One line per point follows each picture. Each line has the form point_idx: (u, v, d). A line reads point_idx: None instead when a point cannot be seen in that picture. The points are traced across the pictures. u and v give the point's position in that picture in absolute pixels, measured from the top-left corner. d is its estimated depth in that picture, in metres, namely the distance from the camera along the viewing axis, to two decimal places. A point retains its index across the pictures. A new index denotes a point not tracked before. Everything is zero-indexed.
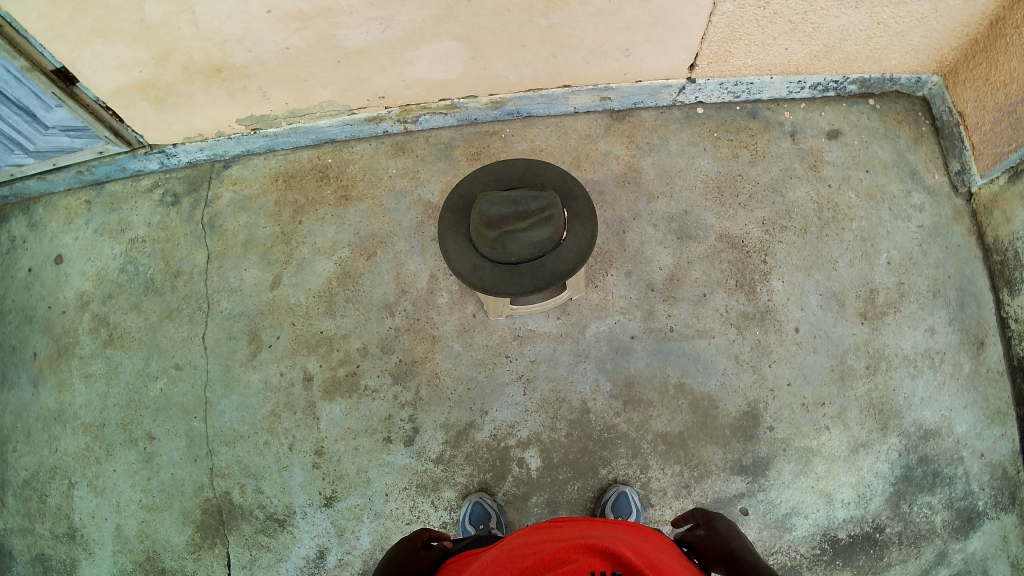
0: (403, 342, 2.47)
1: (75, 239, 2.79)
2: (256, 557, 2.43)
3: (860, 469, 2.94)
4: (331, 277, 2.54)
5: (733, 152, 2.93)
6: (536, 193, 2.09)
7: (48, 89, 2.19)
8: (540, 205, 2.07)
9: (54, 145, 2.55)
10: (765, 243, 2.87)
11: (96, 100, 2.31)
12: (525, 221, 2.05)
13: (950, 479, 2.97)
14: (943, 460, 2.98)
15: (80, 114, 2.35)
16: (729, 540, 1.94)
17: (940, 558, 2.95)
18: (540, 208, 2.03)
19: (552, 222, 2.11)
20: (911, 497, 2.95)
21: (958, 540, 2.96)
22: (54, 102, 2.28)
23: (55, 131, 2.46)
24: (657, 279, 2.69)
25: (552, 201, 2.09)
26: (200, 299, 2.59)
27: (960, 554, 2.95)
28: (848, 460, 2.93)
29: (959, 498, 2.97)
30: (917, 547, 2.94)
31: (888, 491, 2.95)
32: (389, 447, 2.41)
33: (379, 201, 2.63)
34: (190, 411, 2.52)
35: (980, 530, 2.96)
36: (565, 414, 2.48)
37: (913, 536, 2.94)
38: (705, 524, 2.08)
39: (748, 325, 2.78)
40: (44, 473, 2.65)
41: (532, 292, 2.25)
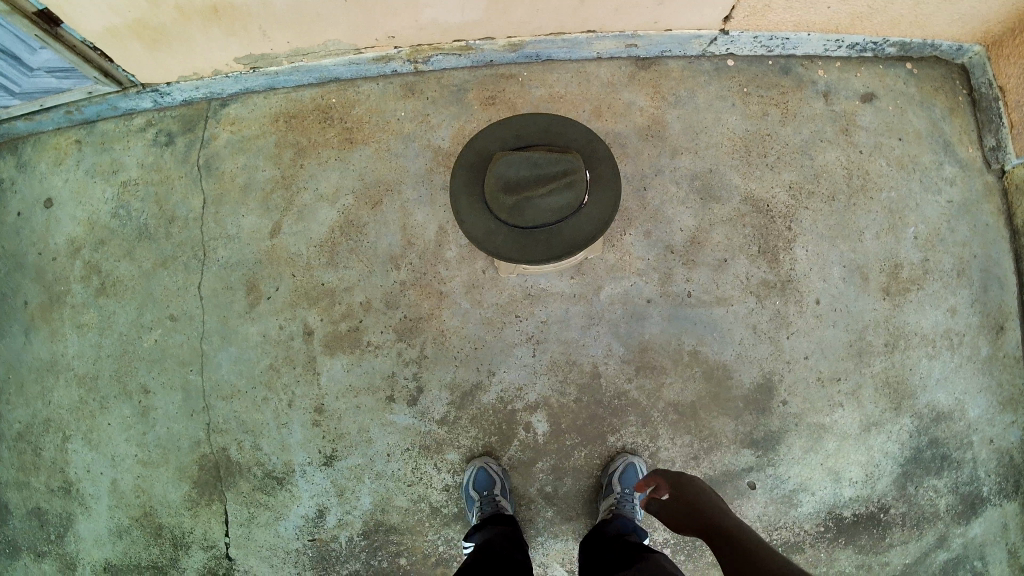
0: (408, 298, 2.36)
1: (68, 183, 2.69)
2: (255, 515, 2.38)
3: (871, 449, 2.86)
4: (334, 226, 2.42)
5: (764, 110, 2.82)
6: (557, 156, 2.06)
7: (30, 30, 2.06)
8: (561, 169, 2.05)
9: (41, 86, 2.43)
10: (791, 208, 2.81)
11: (83, 41, 2.18)
12: (544, 185, 2.03)
13: (957, 463, 2.90)
14: (953, 444, 2.90)
15: (66, 56, 2.21)
16: (716, 520, 1.82)
17: (940, 542, 2.90)
18: (561, 173, 2.01)
19: (572, 188, 2.07)
20: (917, 479, 2.88)
21: (960, 524, 2.90)
22: (37, 44, 2.14)
23: (41, 72, 2.33)
24: (677, 241, 2.58)
25: (574, 167, 2.06)
26: (197, 247, 2.47)
27: (960, 539, 2.90)
28: (860, 438, 2.85)
29: (965, 483, 2.90)
30: (919, 529, 2.88)
31: (896, 472, 2.88)
32: (391, 406, 2.32)
33: (386, 145, 2.48)
34: (186, 364, 2.43)
35: (982, 516, 2.90)
36: (574, 378, 2.38)
37: (916, 518, 2.89)
38: (682, 495, 1.96)
39: (768, 294, 2.73)
40: (38, 426, 2.58)
41: (548, 260, 2.21)
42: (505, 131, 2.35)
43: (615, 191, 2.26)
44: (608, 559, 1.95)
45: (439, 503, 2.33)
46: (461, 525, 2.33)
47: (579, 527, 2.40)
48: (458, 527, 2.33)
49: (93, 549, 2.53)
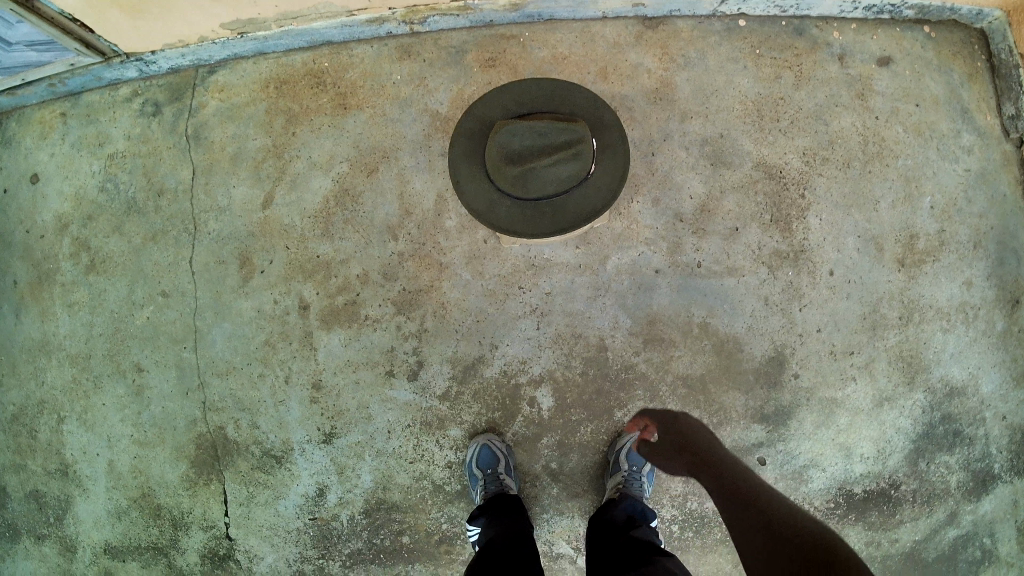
0: (407, 269, 2.27)
1: (53, 157, 2.60)
2: (254, 494, 2.33)
3: (883, 424, 2.79)
4: (329, 196, 2.34)
5: (777, 73, 2.71)
6: (564, 125, 1.96)
7: (4, 4, 1.93)
8: (568, 139, 1.94)
9: (21, 59, 2.32)
10: (805, 175, 2.73)
11: (61, 12, 2.06)
12: (550, 156, 1.93)
13: (969, 439, 2.83)
14: (966, 420, 2.82)
15: (44, 29, 2.09)
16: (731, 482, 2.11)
17: (950, 519, 2.84)
18: (568, 143, 1.92)
19: (579, 159, 1.98)
20: (929, 455, 2.82)
21: (970, 501, 2.84)
22: (15, 18, 2.03)
23: (19, 46, 2.22)
24: (686, 209, 2.51)
25: (581, 137, 1.96)
26: (187, 220, 2.40)
27: (970, 516, 2.84)
28: (872, 413, 2.78)
29: (976, 459, 2.83)
30: (929, 506, 2.83)
31: (907, 448, 2.81)
32: (391, 381, 2.25)
33: (382, 110, 2.39)
34: (180, 342, 2.36)
35: (992, 493, 2.84)
36: (580, 351, 2.30)
37: (926, 495, 2.82)
38: (682, 442, 2.40)
39: (781, 265, 2.67)
40: (33, 407, 2.52)
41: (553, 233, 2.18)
42: (506, 97, 2.27)
43: (623, 159, 2.19)
44: (614, 551, 1.97)
45: (441, 481, 2.27)
46: (464, 503, 2.28)
47: (585, 504, 2.34)
48: (462, 504, 2.28)
49: (93, 530, 2.49)
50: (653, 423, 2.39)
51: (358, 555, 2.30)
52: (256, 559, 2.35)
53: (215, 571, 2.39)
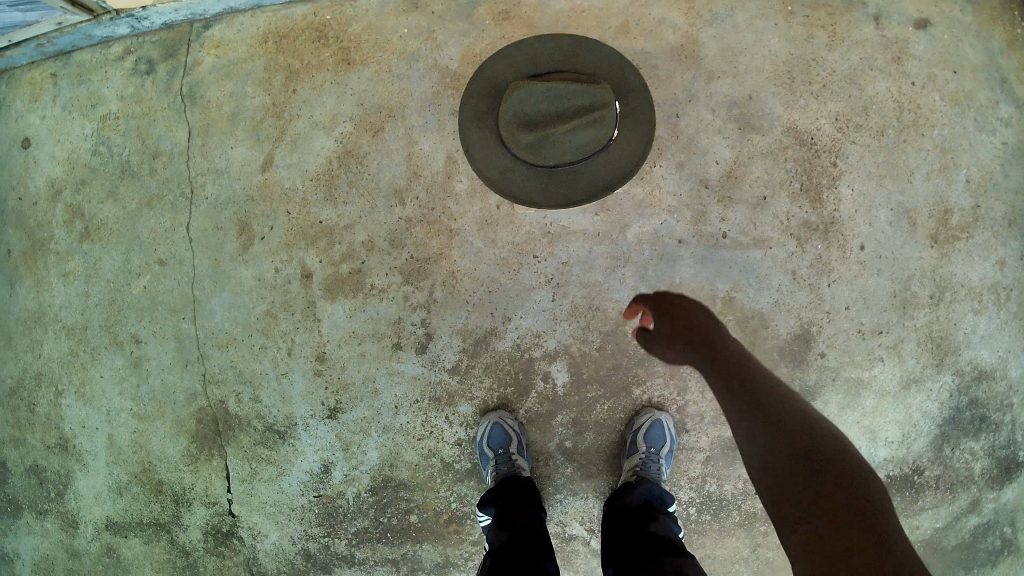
0: (415, 237, 2.16)
1: (44, 120, 2.48)
2: (257, 470, 2.25)
3: (909, 408, 2.66)
4: (331, 156, 2.24)
5: (808, 32, 2.56)
6: (584, 88, 1.83)
7: None
8: (589, 103, 1.82)
9: (6, 19, 2.20)
10: (837, 143, 2.57)
11: None
12: (569, 120, 1.81)
13: (996, 425, 2.70)
14: (993, 405, 2.69)
15: None
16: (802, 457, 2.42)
17: (972, 506, 2.72)
18: (588, 107, 1.80)
19: (599, 125, 1.85)
20: (954, 441, 2.69)
21: (993, 489, 2.72)
22: None
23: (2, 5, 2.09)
24: (712, 175, 2.42)
25: (603, 100, 1.83)
26: (183, 183, 2.31)
27: (992, 504, 2.73)
28: (898, 396, 2.65)
29: (1002, 446, 2.71)
30: (951, 492, 2.71)
31: (932, 433, 2.68)
32: (399, 353, 2.15)
33: (387, 66, 2.26)
34: (178, 312, 2.26)
35: (1017, 481, 2.72)
36: (598, 325, 2.18)
37: (949, 481, 2.71)
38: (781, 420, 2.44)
39: (810, 237, 2.54)
40: (29, 380, 2.44)
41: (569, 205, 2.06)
42: (520, 53, 2.13)
43: (647, 121, 2.06)
44: (634, 540, 1.90)
45: (450, 458, 2.18)
46: (474, 482, 2.19)
47: (600, 484, 2.25)
48: (471, 483, 2.19)
49: (94, 506, 2.43)
50: (651, 310, 2.24)
51: (364, 534, 2.22)
52: (260, 537, 2.28)
53: (218, 548, 2.33)
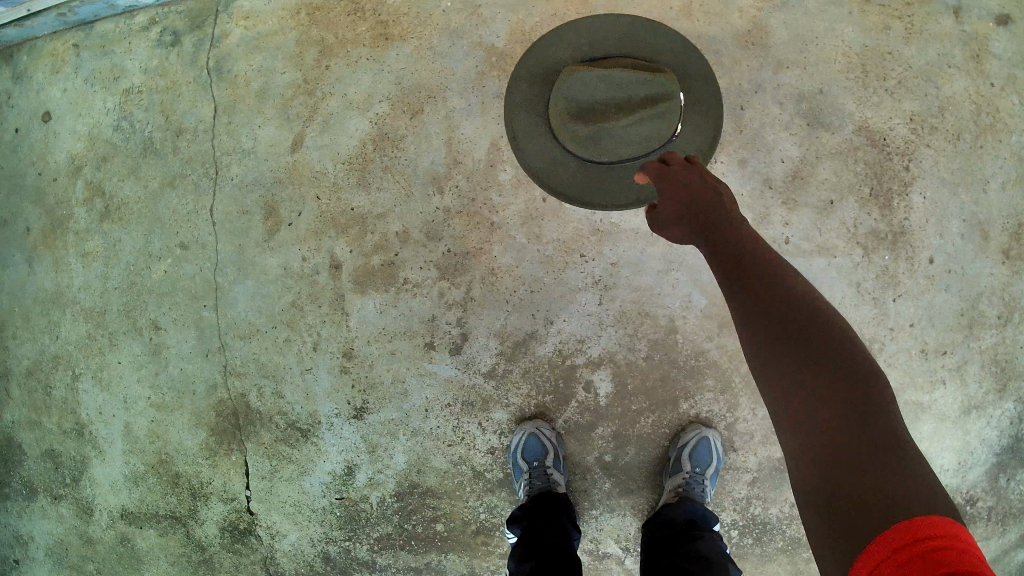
0: (453, 229, 2.00)
1: (65, 93, 2.36)
2: (277, 469, 2.14)
3: (967, 434, 2.44)
4: (365, 138, 2.08)
5: (883, 24, 2.35)
6: (649, 78, 1.62)
7: None
8: (654, 95, 1.60)
9: None
10: (909, 146, 2.34)
11: None
12: (631, 113, 1.59)
13: None
14: None
15: None
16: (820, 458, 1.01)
17: None
18: (653, 100, 1.58)
19: (664, 121, 1.64)
20: (1012, 472, 2.47)
21: None
22: None
23: None
24: (777, 175, 2.26)
25: (671, 91, 1.63)
26: (207, 163, 2.18)
27: None
28: (957, 422, 2.43)
29: None
30: (1004, 525, 2.49)
31: (990, 462, 2.46)
32: (431, 354, 2.01)
33: (428, 42, 2.09)
34: (200, 299, 2.15)
35: None
36: (647, 332, 2.01)
37: (1003, 513, 2.49)
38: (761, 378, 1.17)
39: (877, 247, 2.33)
40: (47, 362, 2.35)
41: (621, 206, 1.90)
42: (578, 34, 1.94)
43: (712, 116, 1.90)
44: (683, 563, 1.73)
45: (482, 467, 2.04)
46: (506, 492, 2.05)
47: (639, 502, 2.09)
48: (503, 494, 2.05)
49: (109, 494, 2.36)
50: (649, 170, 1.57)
51: (388, 540, 2.10)
52: (278, 537, 2.18)
53: (235, 545, 2.23)
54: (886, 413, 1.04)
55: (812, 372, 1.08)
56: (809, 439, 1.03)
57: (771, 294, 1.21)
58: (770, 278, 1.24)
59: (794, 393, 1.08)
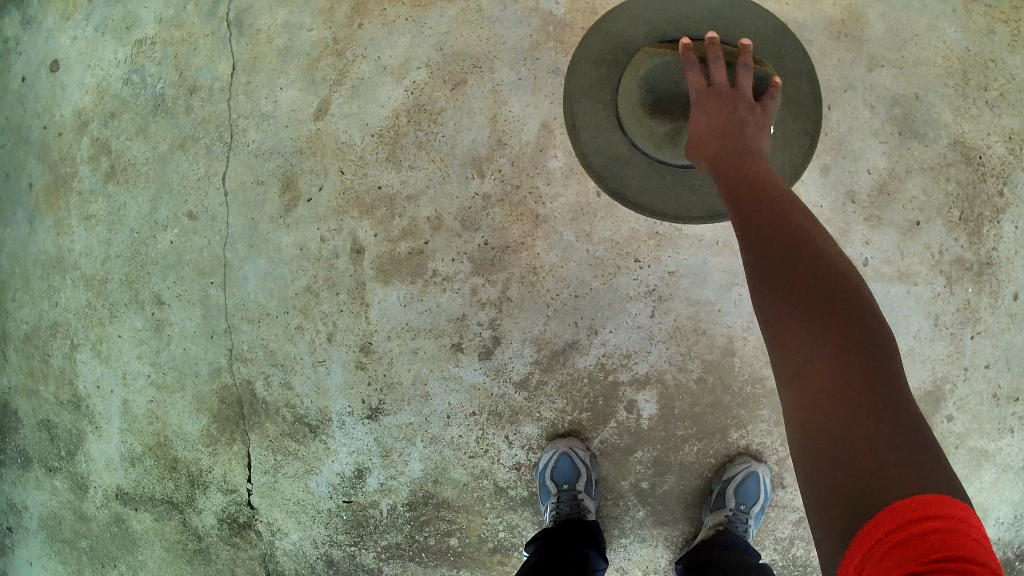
0: (493, 219, 1.78)
1: (75, 41, 2.14)
2: (281, 464, 1.97)
3: None
4: (399, 110, 1.85)
5: (989, 27, 2.04)
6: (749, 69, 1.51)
7: None
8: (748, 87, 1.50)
9: None
10: (1006, 166, 2.04)
11: None
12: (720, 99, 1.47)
13: None
14: None
15: None
16: (834, 439, 0.90)
17: None
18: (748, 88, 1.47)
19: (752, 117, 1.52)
20: None
21: None
22: None
23: None
24: (861, 187, 2.00)
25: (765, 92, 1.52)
26: (222, 126, 1.96)
27: None
28: None
29: None
30: None
31: None
32: (458, 357, 1.81)
33: (477, 5, 1.82)
34: (207, 275, 1.96)
35: None
36: (701, 352, 1.78)
37: None
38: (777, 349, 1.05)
39: (961, 277, 2.05)
40: (45, 329, 2.20)
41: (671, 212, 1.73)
42: (655, 9, 1.73)
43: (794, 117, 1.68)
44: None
45: (505, 483, 1.85)
46: (529, 513, 1.87)
47: (674, 534, 1.89)
48: (526, 514, 1.87)
49: (104, 473, 2.19)
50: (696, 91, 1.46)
51: (396, 549, 1.94)
52: (279, 535, 2.02)
53: (232, 538, 2.07)
54: (904, 399, 0.93)
55: (834, 349, 0.95)
56: (818, 421, 0.93)
57: (794, 261, 1.09)
58: (797, 246, 1.11)
59: (811, 370, 0.96)
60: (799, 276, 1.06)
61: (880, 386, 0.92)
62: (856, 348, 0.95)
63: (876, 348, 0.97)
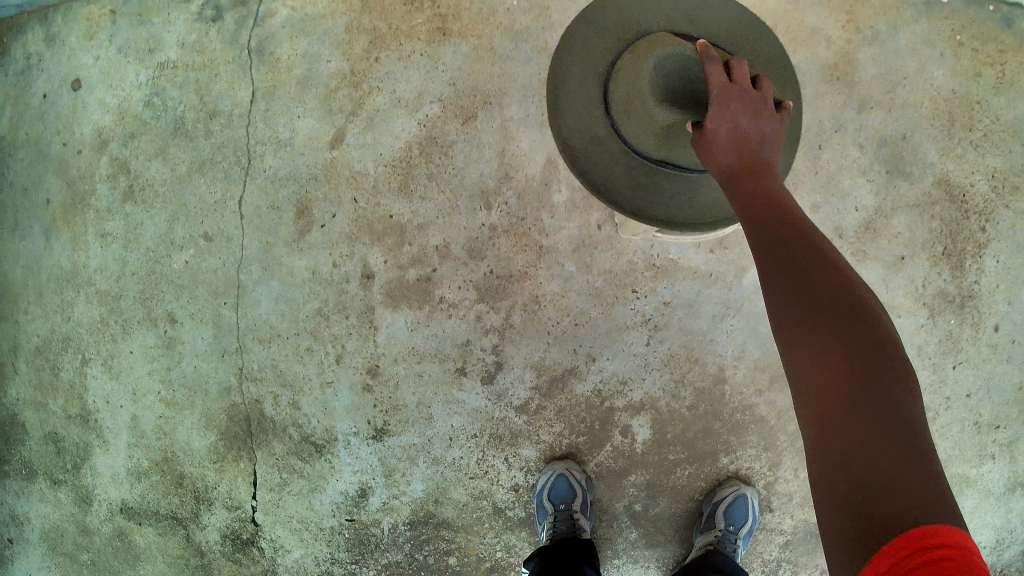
0: (498, 249, 1.87)
1: (97, 62, 2.23)
2: (286, 482, 2.03)
3: (1012, 513, 2.24)
4: (412, 142, 1.94)
5: (976, 68, 2.17)
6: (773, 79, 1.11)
7: None
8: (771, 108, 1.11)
9: None
10: (989, 205, 2.16)
11: None
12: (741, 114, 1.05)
13: None
14: None
15: None
16: (834, 447, 0.81)
17: None
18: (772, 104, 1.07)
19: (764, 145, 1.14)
20: None
21: None
22: None
23: None
24: (848, 223, 2.13)
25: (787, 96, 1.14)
26: (240, 151, 2.04)
27: None
28: (1004, 499, 2.24)
29: None
30: None
31: None
32: (462, 381, 1.88)
33: (489, 42, 1.93)
34: (220, 296, 2.03)
35: None
36: (694, 380, 1.87)
37: None
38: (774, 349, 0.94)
39: (944, 310, 2.16)
40: (56, 343, 2.25)
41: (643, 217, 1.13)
42: None
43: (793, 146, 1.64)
44: None
45: (503, 504, 1.92)
46: (525, 533, 1.93)
47: (665, 556, 1.95)
48: (523, 533, 1.93)
49: (110, 487, 2.23)
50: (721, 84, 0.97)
51: (396, 568, 1.99)
52: (281, 551, 2.06)
53: (234, 555, 2.11)
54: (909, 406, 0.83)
55: (833, 349, 0.84)
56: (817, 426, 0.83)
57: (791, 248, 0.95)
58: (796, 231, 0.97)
59: (808, 371, 0.85)
60: (796, 262, 0.93)
61: (882, 390, 0.82)
62: (857, 345, 0.84)
63: (878, 345, 0.85)
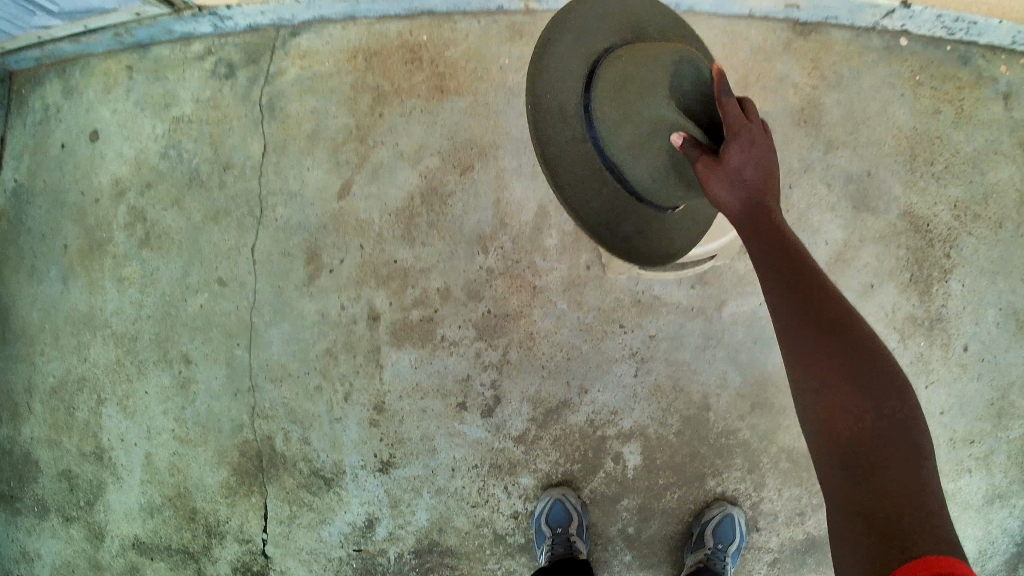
0: (495, 289, 2.02)
1: (115, 115, 2.39)
2: (296, 514, 2.12)
3: (989, 524, 2.37)
4: (414, 191, 2.10)
5: (935, 106, 2.37)
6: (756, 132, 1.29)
7: None
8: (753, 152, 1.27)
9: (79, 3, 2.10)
10: (952, 233, 2.34)
11: None
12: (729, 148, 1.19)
13: None
14: None
15: None
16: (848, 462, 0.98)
17: None
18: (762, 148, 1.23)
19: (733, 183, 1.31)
20: None
21: None
22: None
23: None
24: (819, 256, 2.31)
25: None
26: (252, 201, 2.19)
27: None
28: (981, 511, 2.36)
29: None
30: None
31: (1010, 553, 2.37)
32: (463, 415, 2.01)
33: (484, 98, 2.12)
34: (233, 337, 2.15)
35: None
36: (680, 408, 2.01)
37: None
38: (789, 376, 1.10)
39: (914, 333, 2.32)
40: (72, 384, 2.34)
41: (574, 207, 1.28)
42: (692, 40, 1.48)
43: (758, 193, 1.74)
44: None
45: (504, 531, 2.02)
46: (525, 559, 2.03)
47: None
48: (523, 559, 2.03)
49: (123, 523, 2.30)
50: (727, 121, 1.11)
51: None
52: None
53: None
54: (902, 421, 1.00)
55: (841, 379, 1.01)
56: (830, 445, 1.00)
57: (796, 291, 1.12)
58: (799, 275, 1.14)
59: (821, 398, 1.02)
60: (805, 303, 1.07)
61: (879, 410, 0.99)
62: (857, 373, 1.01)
63: (874, 371, 1.03)
